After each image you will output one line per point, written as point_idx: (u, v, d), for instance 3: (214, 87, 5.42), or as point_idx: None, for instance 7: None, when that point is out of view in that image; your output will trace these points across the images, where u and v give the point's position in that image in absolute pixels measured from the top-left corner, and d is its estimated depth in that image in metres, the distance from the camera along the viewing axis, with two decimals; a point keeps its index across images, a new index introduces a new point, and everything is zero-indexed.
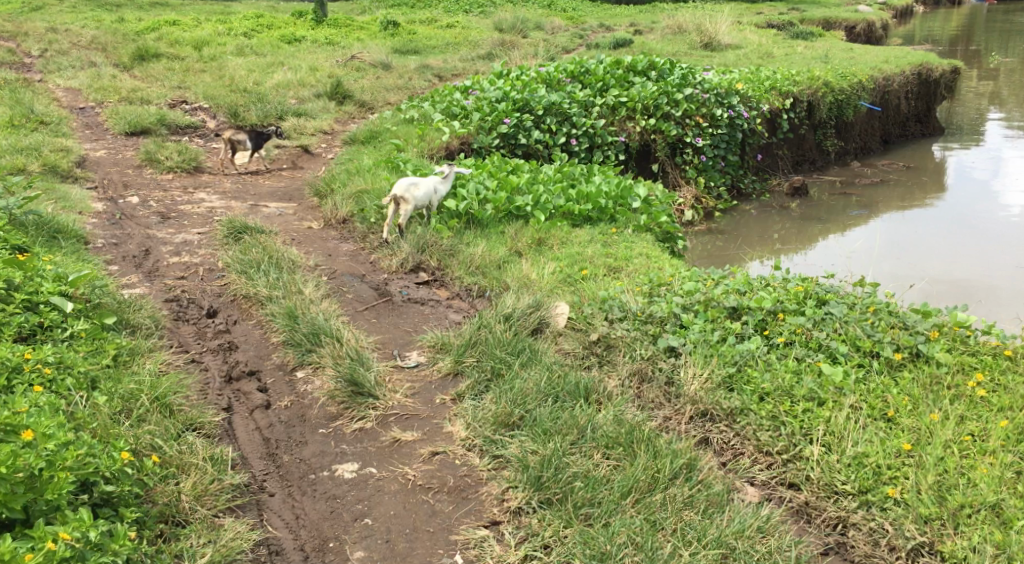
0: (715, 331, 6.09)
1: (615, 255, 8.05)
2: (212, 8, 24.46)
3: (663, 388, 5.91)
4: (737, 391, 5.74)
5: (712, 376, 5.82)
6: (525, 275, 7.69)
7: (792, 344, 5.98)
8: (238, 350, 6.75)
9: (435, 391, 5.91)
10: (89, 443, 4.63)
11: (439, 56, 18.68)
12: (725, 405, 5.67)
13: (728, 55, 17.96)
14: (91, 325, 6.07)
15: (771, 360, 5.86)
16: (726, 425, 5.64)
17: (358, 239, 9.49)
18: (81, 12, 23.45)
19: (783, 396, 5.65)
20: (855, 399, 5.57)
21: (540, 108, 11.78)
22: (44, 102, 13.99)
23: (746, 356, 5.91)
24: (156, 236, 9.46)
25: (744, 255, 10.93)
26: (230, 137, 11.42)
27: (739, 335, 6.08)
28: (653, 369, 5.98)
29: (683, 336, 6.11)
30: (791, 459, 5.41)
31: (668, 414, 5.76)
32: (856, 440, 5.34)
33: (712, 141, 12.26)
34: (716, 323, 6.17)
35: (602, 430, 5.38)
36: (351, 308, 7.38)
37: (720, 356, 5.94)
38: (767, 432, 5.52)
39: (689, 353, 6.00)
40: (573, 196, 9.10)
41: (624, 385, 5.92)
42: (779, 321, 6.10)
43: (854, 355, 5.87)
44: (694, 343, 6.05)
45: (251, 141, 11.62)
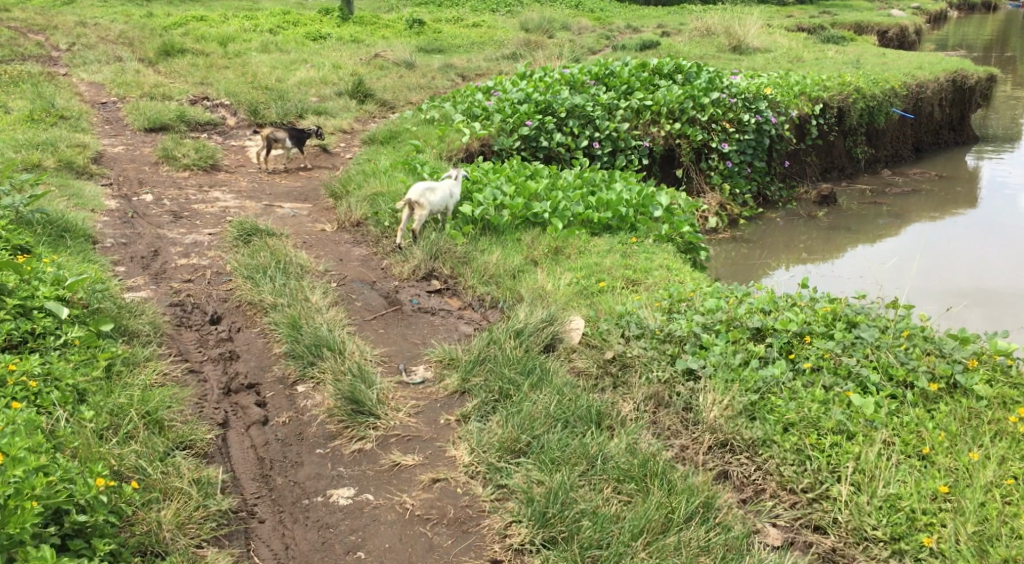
0: (737, 354, 5.77)
1: (634, 266, 7.72)
2: (240, 3, 24.31)
3: (680, 413, 5.60)
4: (760, 420, 5.43)
5: (733, 403, 5.51)
6: (539, 286, 7.40)
7: (820, 370, 5.64)
8: (239, 360, 6.51)
9: (440, 411, 5.64)
10: (65, 467, 4.47)
11: (463, 56, 18.41)
12: (746, 435, 5.38)
13: (758, 58, 17.58)
14: (86, 333, 5.85)
15: (796, 387, 5.54)
16: (746, 457, 5.34)
17: (371, 243, 9.22)
18: (110, 6, 23.36)
19: (808, 427, 5.33)
20: (887, 434, 5.25)
21: (563, 110, 11.46)
22: (66, 95, 13.84)
23: (770, 382, 5.59)
24: (167, 236, 9.24)
25: (769, 265, 10.60)
26: (268, 133, 11.28)
27: (763, 359, 5.76)
28: (671, 394, 5.67)
29: (703, 358, 5.79)
30: (816, 499, 5.11)
31: (685, 442, 5.45)
32: (888, 480, 5.04)
33: (739, 147, 11.94)
34: (738, 344, 5.85)
35: (613, 461, 5.11)
36: (358, 317, 7.13)
37: (742, 382, 5.62)
38: (791, 468, 5.22)
39: (708, 377, 5.69)
40: (593, 203, 8.79)
41: (639, 409, 5.62)
42: (806, 344, 5.77)
43: (886, 385, 5.53)
44: (714, 366, 5.74)
45: (291, 139, 11.45)
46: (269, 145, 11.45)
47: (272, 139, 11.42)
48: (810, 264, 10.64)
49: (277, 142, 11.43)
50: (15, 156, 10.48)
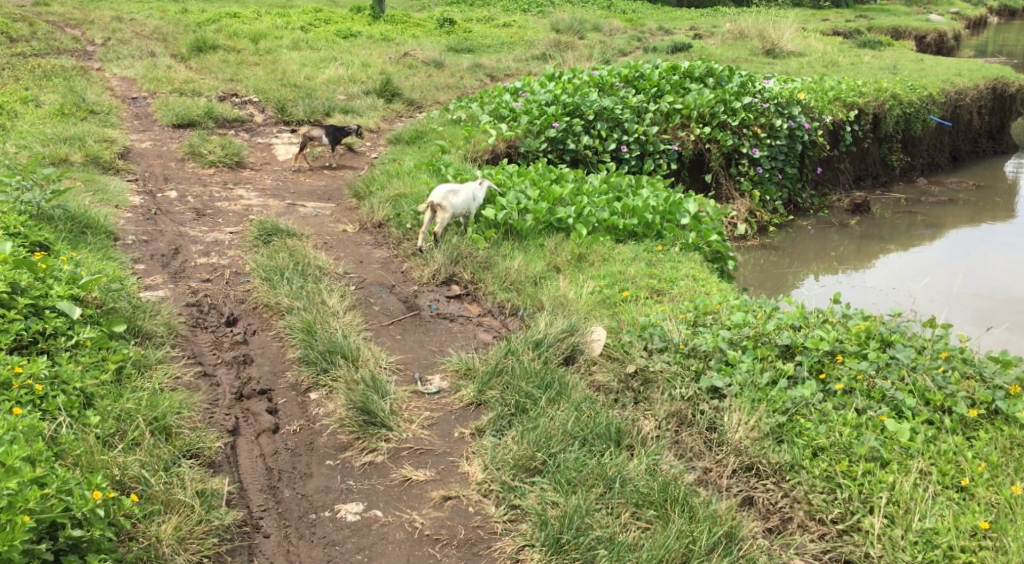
0: (765, 372, 5.56)
1: (660, 275, 7.53)
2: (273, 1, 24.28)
3: (704, 433, 5.42)
4: (788, 443, 5.23)
5: (759, 425, 5.31)
6: (561, 294, 7.22)
7: (851, 393, 5.42)
8: (253, 364, 6.39)
9: (455, 423, 5.50)
10: (62, 478, 4.36)
11: (493, 56, 18.28)
12: (774, 459, 5.18)
13: (792, 62, 17.30)
14: (98, 334, 5.73)
15: (827, 409, 5.33)
16: (774, 483, 5.14)
17: (393, 245, 9.08)
18: (146, 2, 23.42)
19: (839, 453, 5.12)
20: (923, 463, 5.03)
21: (591, 113, 11.25)
22: (97, 90, 13.82)
23: (799, 404, 5.38)
24: (188, 234, 9.14)
25: (799, 274, 10.37)
26: (306, 131, 11.17)
27: (792, 378, 5.55)
28: (695, 413, 5.49)
29: (729, 376, 5.59)
30: (847, 531, 4.91)
31: (708, 465, 5.27)
32: (924, 513, 4.82)
33: (770, 153, 11.71)
34: (766, 362, 5.63)
35: (632, 484, 4.94)
36: (376, 322, 6.99)
37: (769, 402, 5.41)
38: (820, 496, 5.02)
39: (734, 396, 5.48)
40: (619, 209, 8.59)
41: (660, 428, 5.44)
42: (837, 364, 5.55)
43: (923, 410, 5.30)
44: (740, 384, 5.53)
45: (327, 136, 11.34)
46: (307, 143, 11.34)
47: (310, 136, 11.30)
48: (840, 273, 10.40)
49: (313, 139, 11.32)
50: (41, 150, 10.43)
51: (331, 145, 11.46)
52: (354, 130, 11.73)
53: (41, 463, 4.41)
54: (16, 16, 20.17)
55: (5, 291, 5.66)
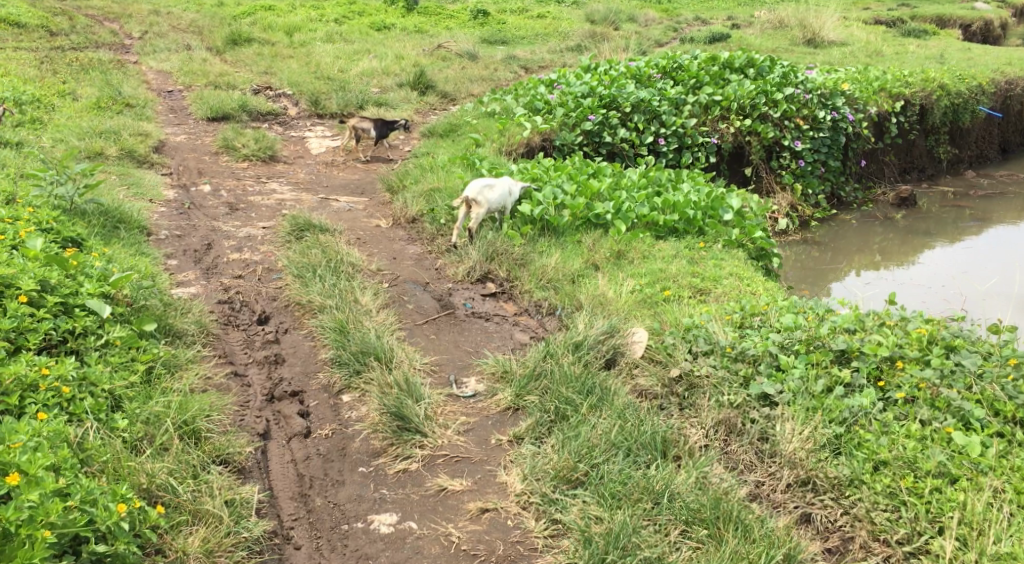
0: (819, 379, 5.32)
1: (702, 274, 7.29)
2: None
3: (755, 444, 5.19)
4: (847, 456, 5.00)
5: (815, 436, 5.08)
6: (600, 293, 7.01)
7: (913, 402, 5.15)
8: (285, 364, 6.25)
9: (492, 429, 5.34)
10: (86, 489, 4.26)
11: (527, 47, 18.06)
12: (832, 474, 4.94)
13: (835, 53, 16.91)
14: (127, 333, 5.60)
15: (887, 419, 5.08)
16: (832, 498, 4.91)
17: (427, 241, 8.91)
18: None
19: (903, 468, 4.86)
20: (996, 480, 4.72)
21: (627, 105, 11.00)
22: (133, 83, 13.79)
23: (857, 413, 5.14)
24: (221, 229, 9.03)
25: (842, 270, 10.09)
26: (355, 124, 11.07)
27: (848, 385, 5.31)
28: (745, 421, 5.26)
29: (781, 383, 5.36)
30: (914, 553, 4.66)
31: (760, 479, 5.05)
32: (1000, 535, 4.53)
33: (813, 145, 11.42)
34: (820, 368, 5.39)
35: (682, 500, 4.73)
36: (409, 321, 6.84)
37: (825, 412, 5.17)
38: (884, 515, 4.77)
39: (786, 405, 5.26)
40: (659, 204, 8.35)
41: (708, 438, 5.24)
42: (898, 371, 5.28)
43: (993, 421, 5.00)
44: (793, 392, 5.30)
45: (375, 130, 11.25)
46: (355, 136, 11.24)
47: (359, 130, 11.20)
48: (883, 269, 10.11)
49: (361, 132, 11.23)
50: (77, 144, 10.38)
51: (379, 139, 11.36)
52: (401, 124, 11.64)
53: (66, 473, 4.31)
54: (55, 10, 20.25)
55: (34, 289, 5.52)
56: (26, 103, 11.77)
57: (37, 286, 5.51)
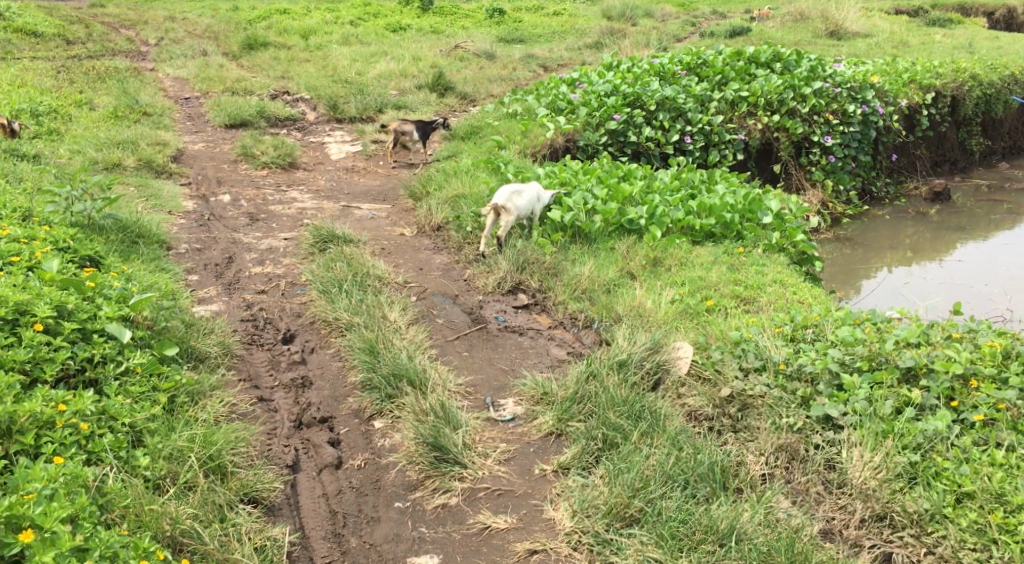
0: (885, 400, 5.02)
1: (745, 282, 6.94)
2: None
3: (821, 473, 4.94)
4: (925, 487, 4.72)
5: (886, 464, 4.81)
6: (638, 304, 6.69)
7: (993, 425, 4.83)
8: (313, 388, 5.97)
9: (534, 458, 5.10)
10: (106, 543, 4.05)
11: (544, 45, 17.74)
12: (910, 509, 4.67)
13: (860, 44, 16.49)
14: (149, 359, 5.32)
15: (965, 445, 4.78)
16: (911, 534, 4.64)
17: (453, 250, 8.60)
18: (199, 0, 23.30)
19: (992, 502, 4.55)
20: None
21: (652, 103, 10.64)
22: (150, 91, 13.57)
23: (932, 438, 4.84)
24: (242, 241, 8.77)
25: (872, 266, 9.73)
26: (395, 127, 10.76)
27: (918, 407, 5.00)
28: (808, 448, 5.01)
29: (844, 403, 5.07)
30: None
31: (830, 512, 4.81)
32: None
33: (844, 140, 11.00)
34: (885, 388, 5.08)
35: (750, 542, 4.48)
36: (439, 336, 6.56)
37: (897, 438, 4.88)
38: (972, 554, 4.47)
39: (852, 429, 4.99)
40: (694, 208, 8.00)
41: (769, 467, 5.00)
42: (973, 390, 4.96)
43: None
44: (858, 414, 5.02)
45: (417, 131, 10.93)
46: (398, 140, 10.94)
47: (400, 133, 10.90)
48: (915, 265, 9.77)
49: (403, 136, 10.92)
50: (94, 155, 10.16)
51: (422, 141, 11.04)
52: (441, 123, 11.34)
53: (84, 524, 4.12)
54: (72, 19, 20.11)
55: (51, 316, 5.24)
56: (43, 114, 11.57)
57: (52, 313, 5.23)
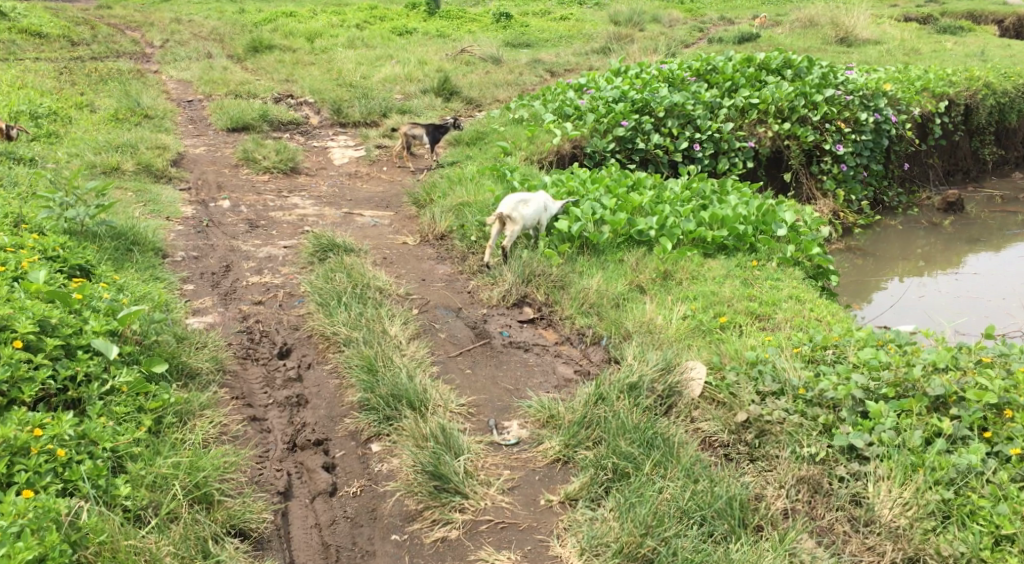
0: (914, 430, 4.81)
1: (759, 298, 6.66)
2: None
3: (847, 508, 4.70)
4: (960, 528, 4.49)
5: (917, 503, 4.59)
6: (648, 320, 6.45)
7: None
8: (309, 407, 5.71)
9: (539, 487, 4.86)
10: None
11: (552, 50, 17.51)
12: (945, 551, 4.43)
13: (871, 51, 16.22)
14: (135, 378, 5.07)
15: (1001, 481, 4.55)
16: None
17: (457, 260, 8.32)
18: (207, 3, 23.07)
19: None
20: None
21: (661, 109, 10.37)
22: (152, 94, 13.34)
23: (965, 473, 4.62)
24: (241, 249, 8.50)
25: (885, 277, 9.45)
26: (406, 132, 10.56)
27: (949, 438, 4.79)
28: (832, 482, 4.77)
29: (870, 433, 4.85)
30: None
31: (857, 550, 4.56)
32: None
33: (855, 149, 10.71)
34: (914, 417, 4.87)
35: None
36: (441, 352, 6.31)
37: (930, 473, 4.66)
38: None
39: (879, 462, 4.76)
40: (705, 219, 7.72)
41: (790, 502, 4.74)
42: (1007, 420, 4.75)
43: None
44: (886, 445, 4.79)
45: (428, 135, 10.73)
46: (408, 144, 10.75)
47: (411, 138, 10.70)
48: (927, 276, 9.52)
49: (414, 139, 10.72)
50: (93, 159, 9.92)
51: (432, 145, 10.84)
52: (452, 122, 11.11)
53: None
54: (79, 20, 19.95)
55: (32, 332, 4.99)
56: (43, 117, 11.35)
57: (34, 328, 4.99)
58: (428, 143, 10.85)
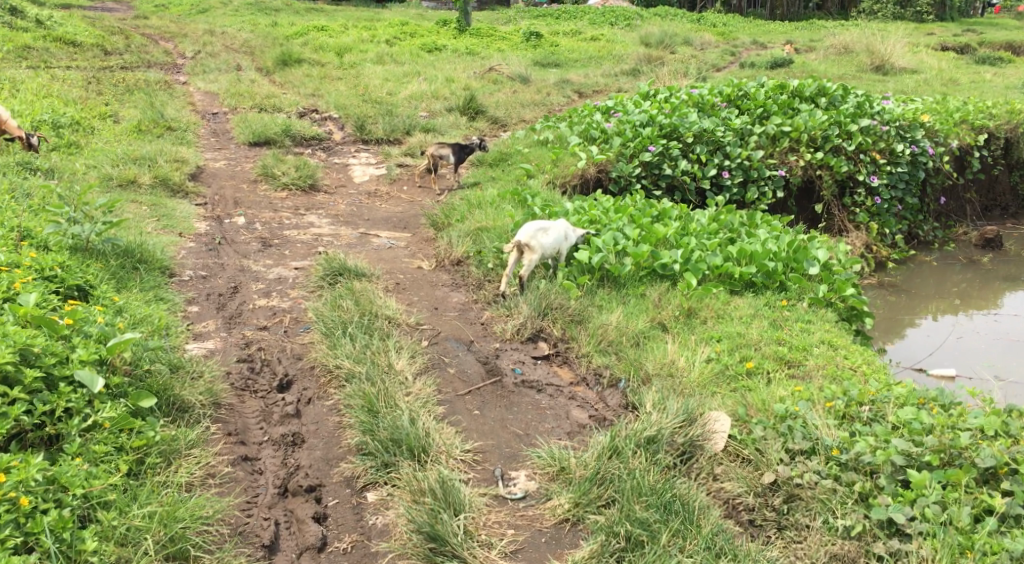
0: (963, 505, 4.46)
1: (789, 342, 6.26)
2: (365, 15, 23.57)
3: None
4: None
5: None
6: (670, 362, 6.08)
7: None
8: (304, 447, 5.35)
9: (545, 551, 4.60)
10: None
11: (580, 71, 17.19)
12: None
13: (907, 80, 15.78)
14: (119, 414, 4.87)
15: None
16: None
17: (473, 288, 7.82)
18: (241, 15, 22.94)
19: None
20: None
21: (690, 135, 10.02)
22: (177, 106, 13.12)
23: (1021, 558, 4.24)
24: (251, 269, 8.00)
25: (919, 315, 9.00)
26: (432, 151, 10.21)
27: (1001, 516, 4.44)
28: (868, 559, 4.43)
29: (912, 506, 4.49)
30: None
31: None
32: None
33: (890, 181, 10.25)
34: (962, 491, 4.51)
35: None
36: (449, 390, 5.95)
37: (980, 555, 4.29)
38: None
39: (922, 539, 4.40)
40: (733, 254, 7.33)
41: None
42: None
43: None
44: (929, 521, 4.43)
45: (454, 155, 10.37)
46: (434, 165, 10.39)
47: (436, 158, 10.35)
48: (963, 314, 9.10)
49: (440, 160, 10.36)
50: (109, 171, 9.65)
51: (457, 165, 10.49)
52: (478, 143, 10.75)
53: None
54: (114, 29, 19.85)
55: (11, 362, 4.76)
56: (65, 126, 11.12)
57: (13, 359, 4.75)
58: (453, 163, 10.46)
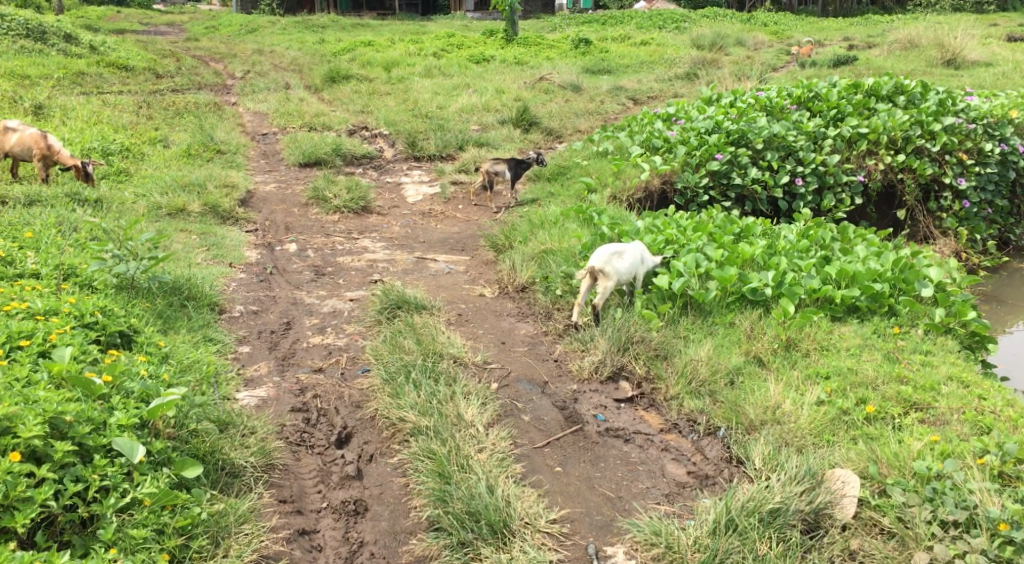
0: None
1: (913, 380, 5.50)
2: (412, 29, 23.12)
3: None
4: None
5: None
6: (774, 408, 5.36)
7: None
8: (368, 517, 4.80)
9: None
10: None
11: (633, 77, 16.50)
12: None
13: (984, 74, 14.81)
14: (161, 489, 4.34)
15: None
16: None
17: (541, 318, 7.03)
18: (289, 34, 22.60)
19: None
20: None
21: (760, 141, 9.09)
22: (226, 127, 12.67)
23: None
24: (303, 301, 7.34)
25: (1016, 326, 8.01)
26: (486, 167, 9.60)
27: None
28: None
29: None
30: None
31: None
32: None
33: (979, 183, 9.28)
34: None
35: None
36: (525, 442, 5.30)
37: None
38: None
39: None
40: (832, 275, 6.52)
41: None
42: None
43: None
44: None
45: (510, 171, 9.72)
46: (489, 181, 9.76)
47: (491, 174, 9.72)
48: None
49: (496, 176, 9.74)
50: (158, 199, 9.17)
51: (514, 181, 9.84)
52: (534, 158, 10.09)
53: None
54: (165, 52, 19.64)
55: (38, 437, 4.23)
56: (114, 153, 10.71)
57: (40, 433, 4.22)
58: (510, 179, 9.82)
